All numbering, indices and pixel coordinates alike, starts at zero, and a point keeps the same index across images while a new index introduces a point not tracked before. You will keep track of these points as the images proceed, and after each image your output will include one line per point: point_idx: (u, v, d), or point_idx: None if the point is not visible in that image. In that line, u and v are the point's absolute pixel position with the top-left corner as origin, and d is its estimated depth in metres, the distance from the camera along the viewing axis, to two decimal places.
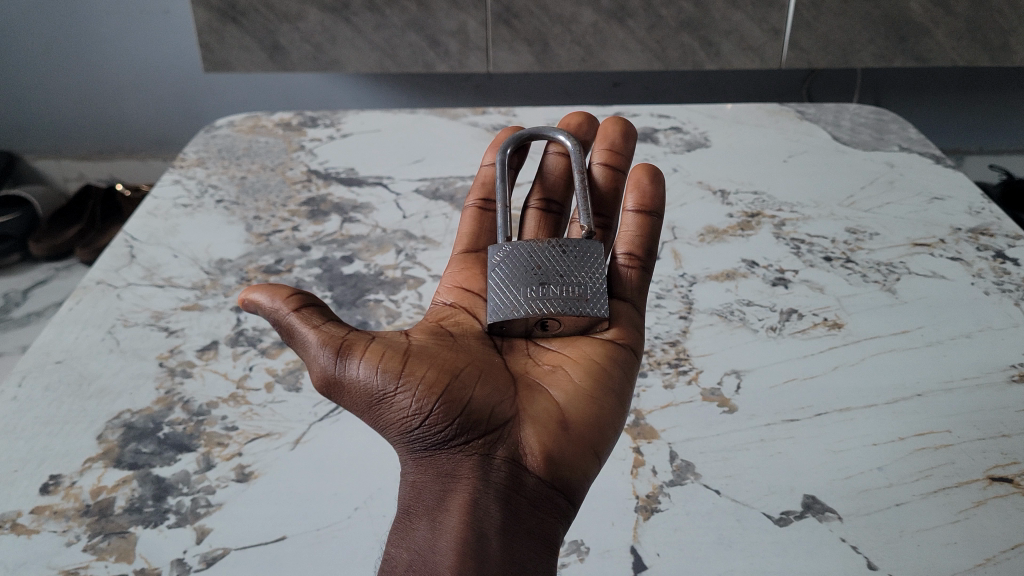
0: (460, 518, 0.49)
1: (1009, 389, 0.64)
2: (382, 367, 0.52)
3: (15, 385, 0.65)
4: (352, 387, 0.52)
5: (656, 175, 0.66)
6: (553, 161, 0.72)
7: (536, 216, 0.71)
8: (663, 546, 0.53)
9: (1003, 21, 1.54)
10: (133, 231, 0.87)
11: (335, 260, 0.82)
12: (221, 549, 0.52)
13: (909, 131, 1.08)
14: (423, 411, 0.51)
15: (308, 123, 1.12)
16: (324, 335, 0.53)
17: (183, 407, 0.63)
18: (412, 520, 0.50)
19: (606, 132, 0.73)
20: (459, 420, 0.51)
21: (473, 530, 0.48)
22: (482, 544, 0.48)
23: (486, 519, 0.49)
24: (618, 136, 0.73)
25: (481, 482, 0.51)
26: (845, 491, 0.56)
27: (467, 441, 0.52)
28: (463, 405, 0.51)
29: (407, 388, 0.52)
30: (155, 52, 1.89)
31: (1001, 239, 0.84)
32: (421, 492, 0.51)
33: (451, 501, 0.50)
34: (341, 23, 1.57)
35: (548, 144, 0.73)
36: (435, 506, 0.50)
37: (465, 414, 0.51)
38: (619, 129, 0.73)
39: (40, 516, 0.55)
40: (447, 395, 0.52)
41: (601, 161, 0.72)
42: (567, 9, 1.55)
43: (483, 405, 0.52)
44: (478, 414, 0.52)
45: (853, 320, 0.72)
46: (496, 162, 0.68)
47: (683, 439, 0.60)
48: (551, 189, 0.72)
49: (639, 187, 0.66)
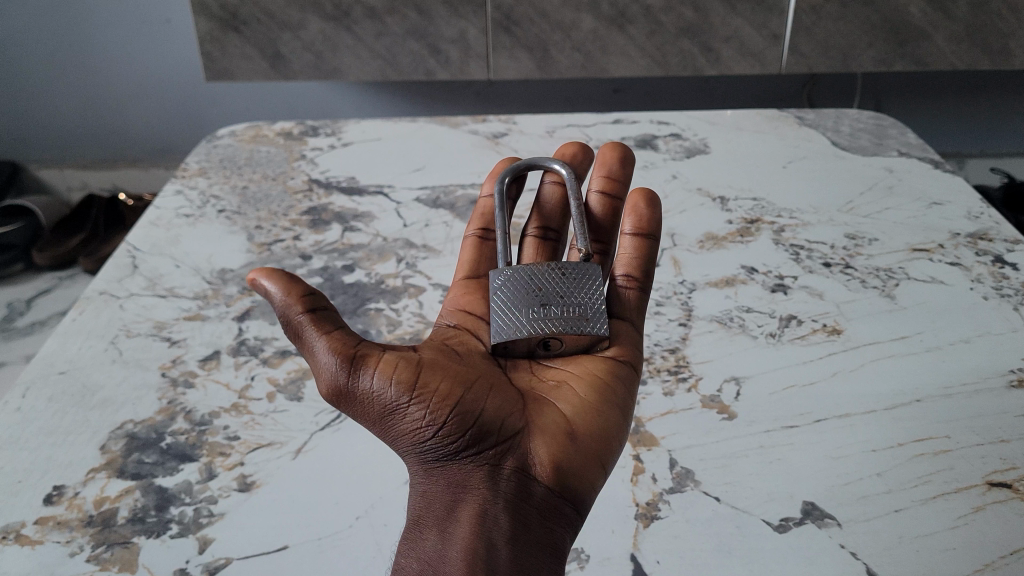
0: (470, 528, 0.49)
1: (1008, 394, 0.64)
2: (395, 378, 0.52)
3: (19, 396, 0.66)
4: (366, 398, 0.52)
5: (653, 201, 0.67)
6: (550, 190, 0.73)
7: (534, 244, 0.71)
8: (663, 554, 0.53)
9: (1003, 25, 1.55)
10: (136, 241, 0.87)
11: (336, 269, 0.82)
12: (223, 558, 0.53)
13: (908, 136, 1.08)
14: (437, 421, 0.52)
15: (309, 132, 1.13)
16: (336, 344, 0.52)
17: (185, 417, 0.63)
18: (419, 531, 0.50)
19: (605, 159, 0.73)
20: (471, 431, 0.51)
21: (482, 541, 0.49)
22: (491, 554, 0.48)
23: (495, 529, 0.49)
24: (615, 162, 0.73)
25: (490, 492, 0.51)
26: (845, 497, 0.56)
27: (478, 452, 0.52)
28: (475, 416, 0.51)
29: (421, 399, 0.52)
30: (158, 62, 1.91)
31: (1000, 244, 0.84)
32: (430, 500, 0.52)
33: (461, 511, 0.51)
34: (342, 31, 1.58)
35: (544, 174, 0.74)
36: (439, 516, 0.51)
37: (476, 424, 0.51)
38: (616, 155, 0.73)
39: (44, 527, 0.55)
40: (459, 407, 0.52)
41: (598, 189, 0.72)
42: (568, 16, 1.56)
43: (495, 417, 0.52)
44: (489, 425, 0.52)
45: (853, 325, 0.72)
46: (495, 192, 0.68)
47: (683, 446, 0.60)
48: (550, 217, 0.72)
49: (636, 211, 0.66)
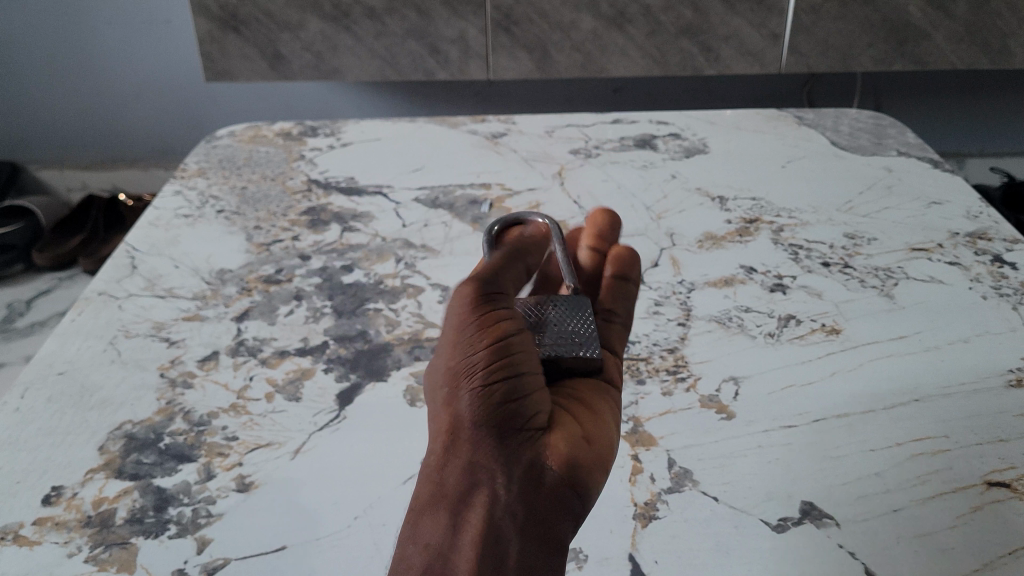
0: (481, 519, 0.49)
1: (1007, 394, 0.64)
2: (500, 343, 0.51)
3: (18, 397, 0.66)
4: (461, 347, 0.51)
5: (633, 258, 0.68)
6: None
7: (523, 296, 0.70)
8: (662, 554, 0.53)
9: (1002, 24, 1.54)
10: (135, 242, 0.87)
11: (335, 269, 0.82)
12: (222, 558, 0.53)
13: (907, 135, 1.08)
14: (492, 394, 0.50)
15: (309, 132, 1.13)
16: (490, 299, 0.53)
17: (184, 417, 0.63)
18: (427, 513, 0.50)
19: (594, 222, 0.72)
20: (512, 413, 0.50)
21: (492, 532, 0.48)
22: (500, 548, 0.48)
23: (506, 522, 0.49)
24: (605, 226, 0.72)
25: (507, 480, 0.49)
26: (843, 498, 0.56)
27: (506, 435, 0.50)
28: (522, 401, 0.50)
29: (497, 370, 0.50)
30: (158, 63, 1.91)
31: (999, 243, 0.84)
32: (443, 480, 0.50)
33: (473, 499, 0.49)
34: (342, 31, 1.58)
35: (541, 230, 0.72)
36: (449, 499, 0.49)
37: (516, 405, 0.50)
38: (606, 219, 0.72)
39: (42, 528, 0.55)
40: (518, 388, 0.50)
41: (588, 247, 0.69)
42: (567, 16, 1.56)
43: (535, 406, 0.51)
44: (527, 412, 0.51)
45: (851, 325, 0.72)
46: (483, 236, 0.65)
47: (681, 446, 0.60)
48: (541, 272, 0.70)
49: (618, 260, 0.67)
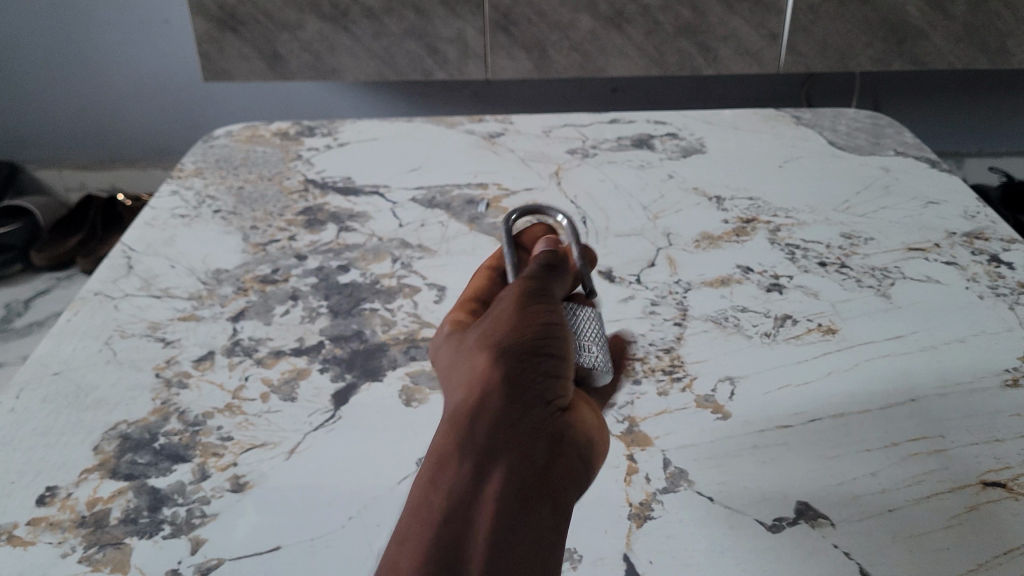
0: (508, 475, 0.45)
1: (1003, 394, 0.64)
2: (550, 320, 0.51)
3: (13, 397, 0.66)
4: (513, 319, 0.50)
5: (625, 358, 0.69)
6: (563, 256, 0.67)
7: None
8: (656, 554, 0.52)
9: (1001, 24, 1.55)
10: (131, 242, 0.87)
11: (332, 269, 0.82)
12: (215, 559, 0.53)
13: (905, 135, 1.08)
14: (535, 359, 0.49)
15: (305, 132, 1.13)
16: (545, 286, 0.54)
17: (179, 418, 0.63)
18: (446, 465, 0.45)
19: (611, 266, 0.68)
20: (549, 382, 0.49)
21: (519, 491, 0.45)
22: (524, 509, 0.44)
23: (533, 483, 0.45)
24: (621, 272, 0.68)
25: (533, 444, 0.47)
26: (839, 498, 0.56)
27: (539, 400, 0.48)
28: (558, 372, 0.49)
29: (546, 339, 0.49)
30: (157, 63, 1.91)
31: (996, 243, 0.84)
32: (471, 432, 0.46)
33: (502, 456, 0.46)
34: (340, 32, 1.58)
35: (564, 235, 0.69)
36: (477, 451, 0.45)
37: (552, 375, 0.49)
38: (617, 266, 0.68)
39: (36, 528, 0.55)
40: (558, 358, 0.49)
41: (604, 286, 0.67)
42: (565, 16, 1.56)
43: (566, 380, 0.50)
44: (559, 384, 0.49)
45: (848, 325, 0.72)
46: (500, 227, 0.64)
47: (677, 446, 0.60)
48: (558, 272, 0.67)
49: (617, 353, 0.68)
